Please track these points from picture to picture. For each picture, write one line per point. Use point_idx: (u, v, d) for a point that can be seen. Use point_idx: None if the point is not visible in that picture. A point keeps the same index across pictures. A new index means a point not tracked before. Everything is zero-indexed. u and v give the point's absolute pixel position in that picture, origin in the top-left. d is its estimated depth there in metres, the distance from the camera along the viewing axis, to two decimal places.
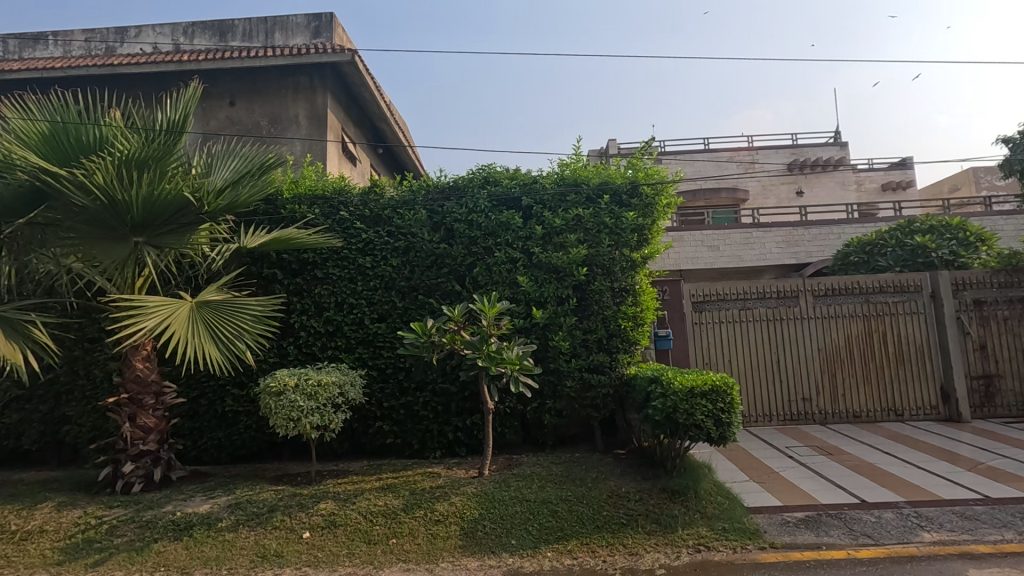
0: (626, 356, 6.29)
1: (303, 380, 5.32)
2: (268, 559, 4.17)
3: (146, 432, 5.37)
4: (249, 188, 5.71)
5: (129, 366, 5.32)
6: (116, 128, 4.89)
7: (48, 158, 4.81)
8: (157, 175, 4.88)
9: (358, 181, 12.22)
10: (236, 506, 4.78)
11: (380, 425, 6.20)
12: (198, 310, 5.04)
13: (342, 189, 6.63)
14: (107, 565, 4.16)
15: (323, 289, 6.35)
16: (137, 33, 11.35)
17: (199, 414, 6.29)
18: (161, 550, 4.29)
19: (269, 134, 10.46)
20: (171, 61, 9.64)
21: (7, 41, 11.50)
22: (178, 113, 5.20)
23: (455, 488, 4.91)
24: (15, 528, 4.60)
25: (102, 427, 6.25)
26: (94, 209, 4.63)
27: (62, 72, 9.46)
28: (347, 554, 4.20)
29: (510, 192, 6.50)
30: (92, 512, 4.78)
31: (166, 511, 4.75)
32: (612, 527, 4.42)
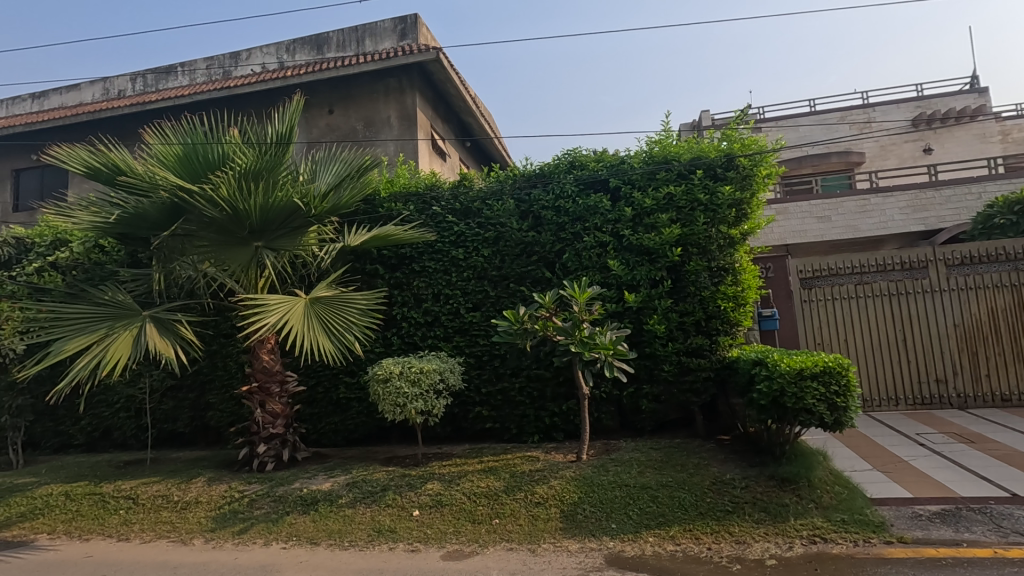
0: (726, 338, 6.01)
1: (407, 368, 5.65)
2: (383, 533, 4.49)
3: (275, 416, 6.00)
4: (351, 190, 6.09)
5: (257, 358, 5.94)
6: (234, 144, 5.41)
7: (183, 177, 5.45)
8: (271, 183, 5.37)
9: (448, 176, 12.65)
10: (353, 484, 5.20)
11: (479, 410, 6.43)
12: (312, 306, 5.51)
13: (433, 184, 6.92)
14: (250, 533, 4.71)
15: (421, 282, 6.68)
16: (248, 56, 12.48)
17: (317, 401, 6.88)
18: (293, 522, 4.77)
19: (365, 137, 11.08)
20: (277, 78, 10.48)
21: (146, 75, 13.13)
22: (285, 125, 5.64)
23: (554, 472, 5.00)
24: (177, 499, 5.34)
25: (239, 412, 7.06)
26: (221, 219, 5.19)
27: (189, 99, 10.63)
28: (454, 532, 4.42)
29: (597, 175, 6.42)
30: (235, 487, 5.42)
31: (295, 488, 5.27)
32: (717, 515, 4.27)
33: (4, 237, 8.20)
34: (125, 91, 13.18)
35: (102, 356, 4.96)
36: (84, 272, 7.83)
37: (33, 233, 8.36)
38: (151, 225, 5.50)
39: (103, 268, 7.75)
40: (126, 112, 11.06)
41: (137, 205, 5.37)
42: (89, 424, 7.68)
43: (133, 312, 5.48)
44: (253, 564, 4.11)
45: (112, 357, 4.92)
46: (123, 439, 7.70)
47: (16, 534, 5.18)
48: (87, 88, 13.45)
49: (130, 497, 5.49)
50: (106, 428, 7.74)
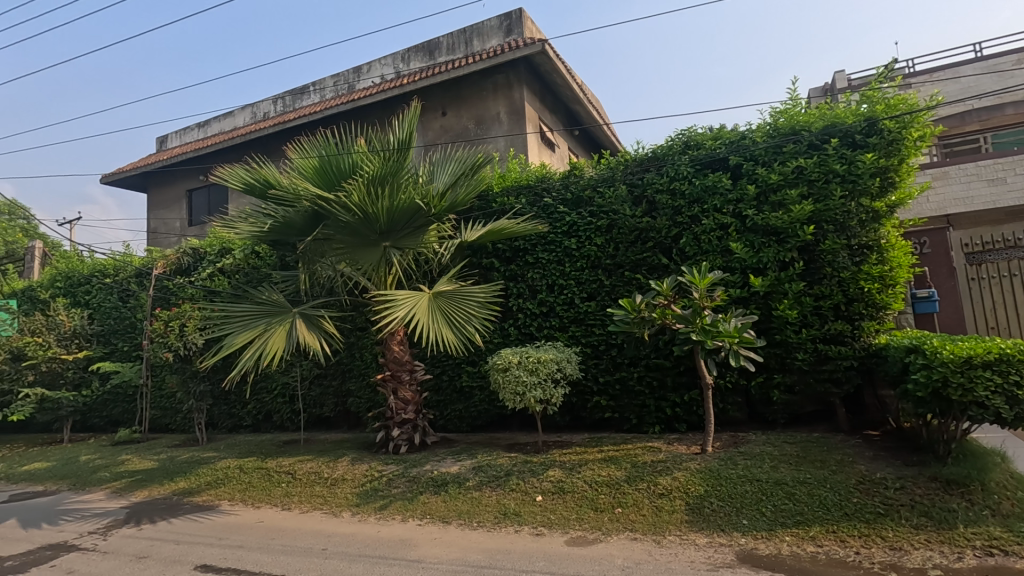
0: (872, 323, 5.42)
1: (525, 358, 5.80)
2: (509, 516, 4.65)
3: (406, 403, 6.48)
4: (466, 187, 6.35)
5: (389, 349, 6.45)
6: (362, 153, 5.89)
7: (321, 187, 6.04)
8: (395, 186, 5.77)
9: (558, 166, 12.73)
10: (479, 469, 5.49)
11: (598, 400, 6.41)
12: (435, 300, 5.86)
13: (544, 176, 7.01)
14: (389, 509, 5.13)
15: (535, 273, 6.80)
16: (368, 68, 13.44)
17: (442, 389, 7.30)
18: (426, 501, 5.13)
19: (476, 135, 11.46)
20: (395, 87, 11.16)
21: (285, 97, 14.65)
22: (404, 131, 6.01)
23: (677, 463, 4.88)
24: (328, 475, 6.00)
25: (374, 399, 7.74)
26: (354, 223, 5.69)
27: (322, 114, 11.70)
28: (576, 518, 4.46)
29: (715, 154, 6.07)
30: (375, 467, 5.96)
31: (427, 470, 5.68)
32: (866, 517, 3.88)
33: (184, 249, 9.70)
34: (268, 113, 14.83)
35: (262, 348, 5.66)
36: (245, 275, 9.00)
37: (204, 243, 9.75)
38: (297, 230, 6.15)
39: (259, 272, 8.85)
40: (271, 132, 12.45)
41: (285, 214, 6.04)
42: (254, 408, 8.86)
43: (285, 310, 6.21)
44: (393, 537, 4.47)
45: (271, 349, 5.61)
46: (281, 421, 8.76)
47: (204, 498, 6.11)
48: (239, 113, 15.32)
49: (290, 473, 6.25)
50: (268, 411, 8.86)
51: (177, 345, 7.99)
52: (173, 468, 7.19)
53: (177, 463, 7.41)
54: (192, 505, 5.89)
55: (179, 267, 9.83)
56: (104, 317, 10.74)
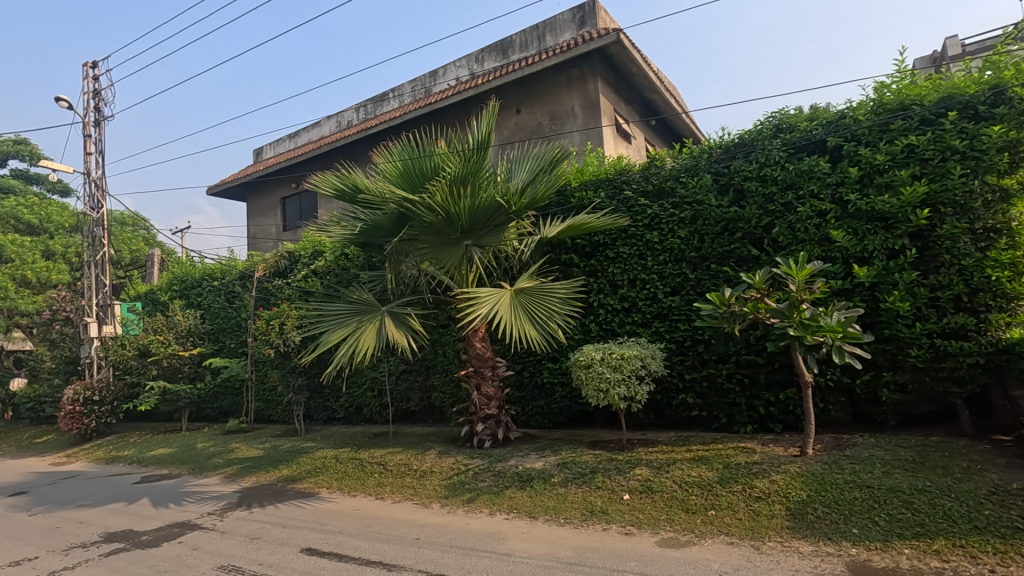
0: (1001, 315, 4.83)
1: (608, 354, 5.70)
2: (596, 513, 4.60)
3: (489, 398, 6.58)
4: (545, 184, 6.34)
5: (471, 345, 6.58)
6: (443, 154, 6.04)
7: (405, 189, 6.25)
8: (476, 185, 5.86)
9: (635, 158, 12.45)
10: (564, 465, 5.48)
11: (684, 398, 6.20)
12: (516, 296, 5.91)
13: (623, 168, 6.88)
14: (477, 501, 5.24)
15: (616, 268, 6.68)
16: (444, 71, 13.78)
17: (524, 384, 7.36)
18: (513, 496, 5.19)
19: (551, 131, 11.43)
20: (470, 87, 11.34)
21: (366, 105, 15.33)
22: (483, 130, 6.09)
23: (774, 466, 4.62)
24: (417, 467, 6.23)
25: (458, 394, 7.96)
26: (437, 223, 5.84)
27: (401, 119, 12.13)
28: (667, 519, 4.33)
29: (810, 136, 5.69)
30: (461, 461, 6.12)
31: (512, 465, 5.76)
32: (1000, 531, 3.48)
33: (281, 252, 10.43)
34: (352, 120, 15.57)
35: (355, 345, 5.95)
36: (335, 276, 9.53)
37: (299, 247, 10.43)
38: (384, 232, 6.40)
39: (348, 272, 9.34)
40: (355, 139, 13.07)
41: (372, 216, 6.32)
42: (346, 401, 9.37)
43: (374, 308, 6.50)
44: (482, 529, 4.56)
45: (362, 346, 5.89)
46: (370, 414, 9.20)
47: (306, 485, 6.53)
48: (325, 123, 16.21)
49: (381, 464, 6.55)
50: (358, 405, 9.34)
51: (278, 342, 8.60)
52: (277, 457, 7.74)
53: (280, 452, 7.98)
54: (295, 491, 6.32)
55: (277, 270, 10.57)
56: (214, 317, 11.76)
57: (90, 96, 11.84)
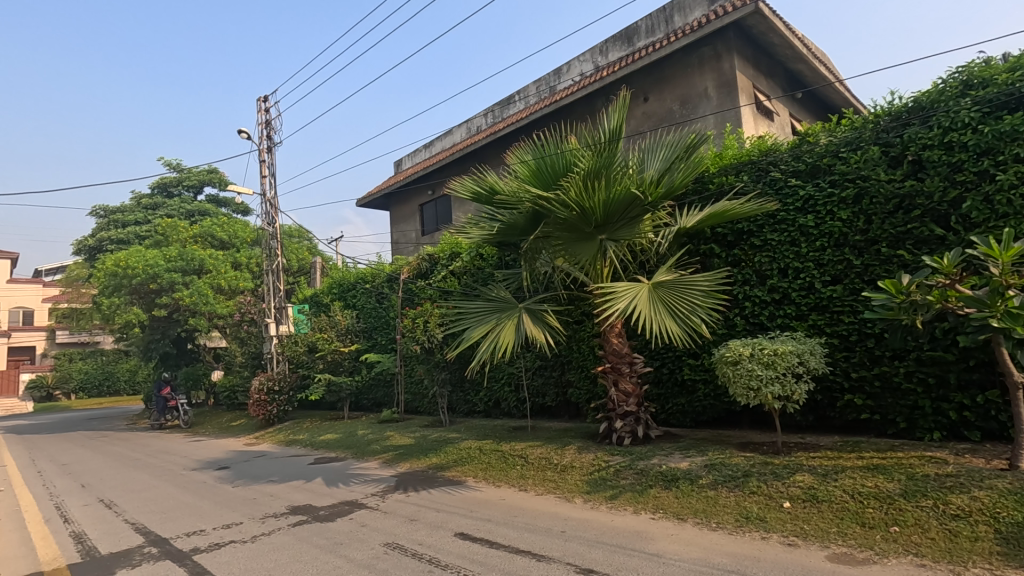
0: None
1: (758, 350, 5.26)
2: (753, 520, 4.29)
3: (627, 395, 6.45)
4: (683, 170, 6.07)
5: (608, 341, 6.49)
6: (575, 150, 6.04)
7: (538, 188, 6.34)
8: (610, 179, 5.78)
9: (779, 137, 11.44)
10: (712, 467, 5.20)
11: (851, 398, 5.56)
12: (655, 290, 5.72)
13: (769, 148, 6.36)
14: (620, 499, 5.16)
15: (763, 257, 6.18)
16: (568, 68, 13.79)
17: (663, 381, 7.11)
18: (658, 496, 5.03)
19: (682, 116, 10.89)
20: (596, 80, 11.19)
21: (493, 109, 15.85)
22: (615, 122, 6.00)
23: (976, 480, 3.95)
24: (557, 461, 6.31)
25: (593, 390, 7.94)
26: (572, 219, 5.84)
27: (528, 120, 12.34)
28: (838, 532, 3.90)
29: (1012, 90, 4.79)
30: (601, 457, 6.08)
31: (655, 464, 5.60)
32: None
33: (423, 255, 11.18)
34: (481, 126, 16.20)
35: (496, 341, 6.17)
36: (472, 276, 9.99)
37: (438, 249, 11.09)
38: (519, 231, 6.52)
39: (484, 271, 9.74)
40: (485, 143, 13.57)
41: (508, 217, 6.48)
42: (486, 395, 9.79)
43: (512, 305, 6.69)
44: (628, 527, 4.48)
45: (503, 342, 6.09)
46: (508, 408, 9.51)
47: (454, 473, 6.92)
48: (456, 131, 17.05)
49: (522, 457, 6.73)
50: (497, 399, 9.70)
51: (423, 339, 9.23)
52: (426, 445, 8.31)
53: (429, 441, 8.55)
54: (444, 478, 6.72)
55: (419, 271, 11.33)
56: (367, 316, 12.94)
57: (263, 126, 13.67)
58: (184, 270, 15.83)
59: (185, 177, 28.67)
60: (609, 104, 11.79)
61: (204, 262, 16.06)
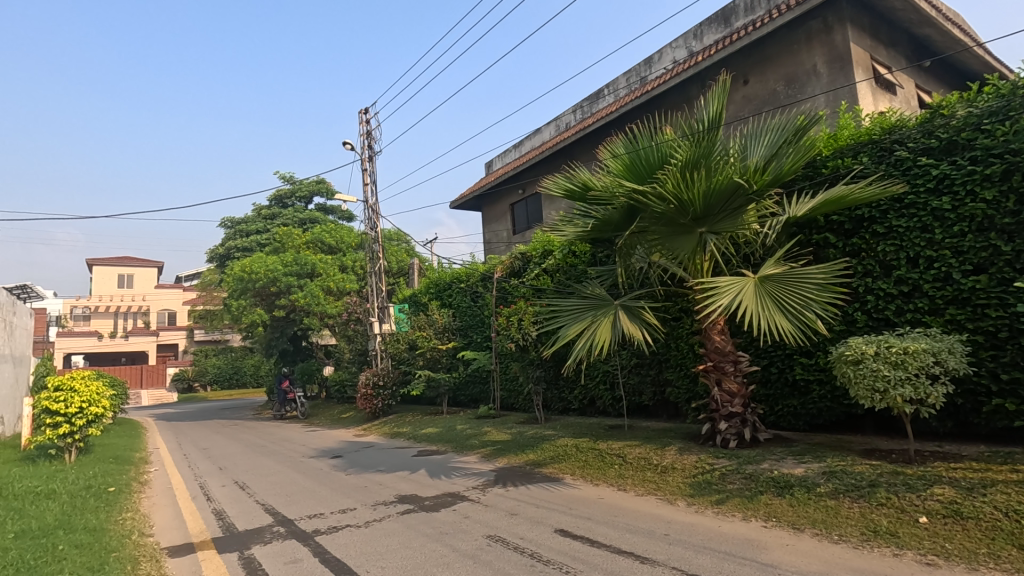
0: None
1: (884, 348, 4.78)
2: (882, 535, 3.91)
3: (732, 396, 6.12)
4: (792, 155, 5.65)
5: (709, 339, 6.20)
6: (671, 141, 5.83)
7: (633, 182, 6.19)
8: (709, 168, 5.52)
9: (903, 112, 10.34)
10: (832, 474, 4.81)
11: (1000, 403, 4.90)
12: (762, 285, 5.39)
13: (894, 125, 5.77)
14: (728, 504, 4.92)
15: (888, 246, 5.61)
16: (660, 56, 13.35)
17: (771, 382, 6.69)
18: (769, 502, 4.73)
19: (788, 97, 10.14)
20: (690, 67, 10.72)
21: (583, 104, 15.72)
22: (715, 110, 5.73)
23: None
24: (657, 462, 6.14)
25: (694, 390, 7.65)
26: (669, 213, 5.63)
27: (619, 113, 12.10)
28: (990, 554, 3.45)
29: None
30: (705, 460, 5.84)
31: (765, 469, 5.28)
32: None
33: (515, 254, 11.32)
34: (570, 122, 16.12)
35: (592, 338, 6.12)
36: (564, 273, 9.98)
37: (530, 247, 11.19)
38: (614, 226, 6.33)
39: (577, 269, 9.70)
40: (575, 139, 13.49)
41: (602, 213, 6.30)
42: (580, 393, 9.75)
43: (607, 302, 6.60)
44: (738, 534, 4.26)
45: (599, 340, 6.03)
46: (604, 407, 9.40)
47: (551, 470, 6.96)
48: (545, 129, 17.10)
49: (620, 456, 6.63)
50: (592, 397, 9.64)
51: (517, 337, 9.36)
52: (522, 442, 8.43)
53: (525, 437, 8.66)
54: (542, 475, 6.78)
55: (512, 270, 11.48)
56: (462, 315, 13.34)
57: (364, 137, 14.53)
58: (298, 274, 17.23)
59: (297, 189, 31.17)
60: (706, 90, 11.26)
61: (315, 266, 17.38)
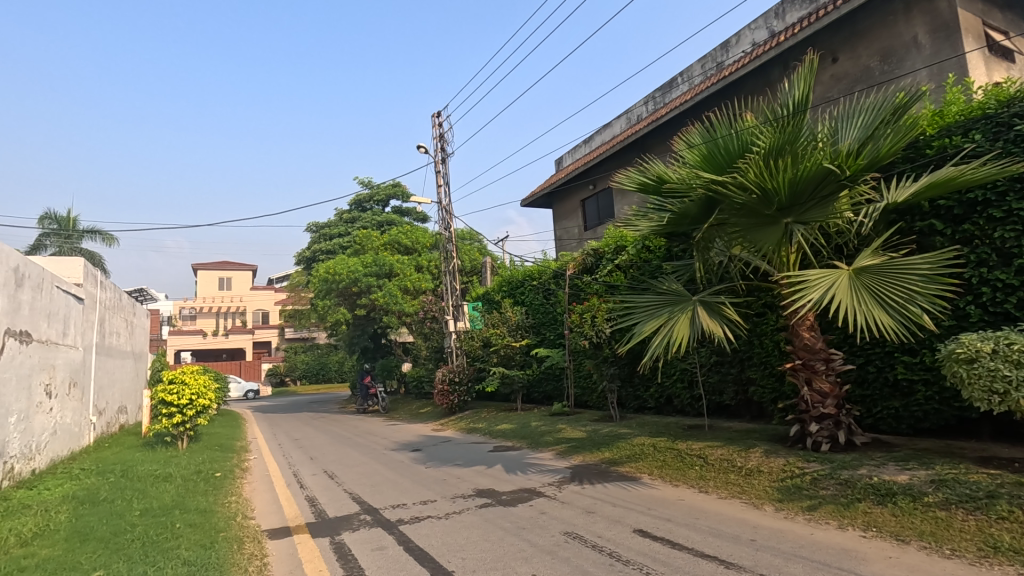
0: None
1: (1004, 345, 4.31)
2: (1004, 552, 3.53)
3: (824, 396, 5.73)
4: (890, 136, 5.22)
5: (797, 335, 5.86)
6: (752, 128, 5.56)
7: (711, 173, 5.94)
8: (795, 155, 5.21)
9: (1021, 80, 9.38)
10: (941, 483, 4.41)
11: None
12: (857, 277, 5.02)
13: (1013, 97, 5.19)
14: (821, 511, 4.62)
15: (1007, 231, 5.05)
16: (738, 39, 12.75)
17: (869, 382, 6.22)
18: (869, 511, 4.40)
19: (883, 73, 9.37)
20: (771, 49, 10.16)
21: (655, 95, 15.31)
22: (801, 92, 5.40)
23: None
24: (742, 465, 5.88)
25: (780, 389, 7.26)
26: (751, 203, 5.36)
27: (694, 101, 11.68)
28: None
29: None
30: (794, 463, 5.53)
31: (863, 475, 4.92)
32: None
33: (587, 251, 11.21)
34: (641, 114, 15.76)
35: (670, 335, 5.96)
36: (638, 269, 9.79)
37: (602, 244, 11.05)
38: (692, 220, 6.09)
39: (651, 264, 9.48)
40: (648, 131, 13.16)
41: (680, 205, 6.07)
42: (656, 391, 9.53)
43: (685, 298, 6.39)
44: (832, 543, 4.00)
45: (677, 336, 5.85)
46: (682, 406, 9.14)
47: (628, 469, 6.84)
48: (615, 123, 16.80)
49: (701, 457, 6.41)
50: (669, 396, 9.39)
51: (591, 334, 9.28)
52: (598, 440, 8.35)
53: (600, 435, 8.57)
54: (618, 473, 6.68)
55: (585, 267, 11.37)
56: (535, 312, 13.39)
57: (437, 140, 14.93)
58: (377, 274, 18.00)
59: (375, 194, 32.55)
60: (789, 72, 10.63)
61: (393, 267, 18.08)
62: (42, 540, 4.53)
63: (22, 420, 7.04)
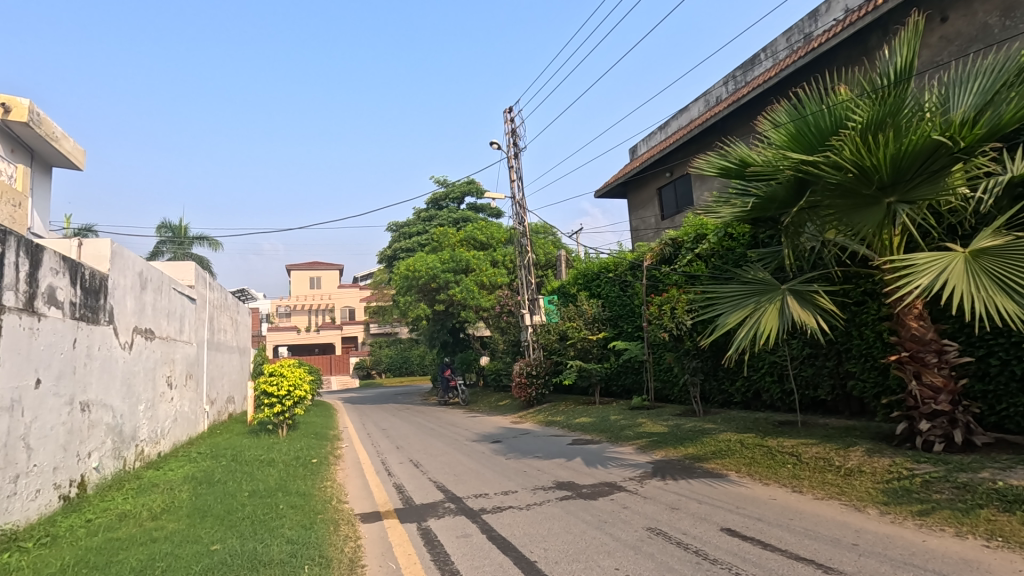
0: None
1: None
2: None
3: (936, 392, 5.20)
4: (1015, 99, 4.64)
5: (904, 326, 5.38)
6: (847, 102, 5.15)
7: (801, 153, 5.54)
8: (898, 127, 4.76)
9: None
10: None
11: None
12: (974, 261, 4.55)
13: None
14: (935, 517, 4.22)
15: None
16: (828, 7, 11.84)
17: (992, 376, 5.60)
18: (993, 519, 3.98)
19: (1005, 30, 8.38)
20: (867, 13, 9.34)
21: (735, 74, 14.59)
22: (903, 60, 4.99)
23: None
24: (841, 464, 5.49)
25: (884, 384, 6.71)
26: (847, 183, 4.96)
27: (778, 77, 11.00)
28: None
29: None
30: (902, 463, 5.10)
31: (985, 479, 4.45)
32: None
33: (664, 241, 10.87)
34: (720, 95, 15.05)
35: (757, 326, 5.66)
36: (721, 258, 9.40)
37: (681, 233, 10.70)
38: (780, 204, 5.72)
39: (735, 252, 9.08)
40: (728, 112, 12.55)
41: (767, 189, 5.72)
42: (743, 385, 9.10)
43: (773, 287, 6.03)
44: (949, 552, 3.65)
45: (765, 327, 5.54)
46: (771, 401, 8.69)
47: (713, 466, 6.58)
48: (693, 106, 16.14)
49: (794, 455, 6.06)
50: (757, 390, 8.94)
51: (671, 326, 9.01)
52: (680, 435, 8.10)
53: (683, 430, 8.32)
54: (703, 469, 6.45)
55: (663, 257, 11.04)
56: (612, 305, 13.18)
57: (509, 135, 15.03)
58: (454, 270, 18.47)
59: (450, 191, 33.31)
60: (890, 37, 9.73)
61: (469, 262, 18.42)
62: (169, 515, 5.07)
63: (149, 408, 7.90)
